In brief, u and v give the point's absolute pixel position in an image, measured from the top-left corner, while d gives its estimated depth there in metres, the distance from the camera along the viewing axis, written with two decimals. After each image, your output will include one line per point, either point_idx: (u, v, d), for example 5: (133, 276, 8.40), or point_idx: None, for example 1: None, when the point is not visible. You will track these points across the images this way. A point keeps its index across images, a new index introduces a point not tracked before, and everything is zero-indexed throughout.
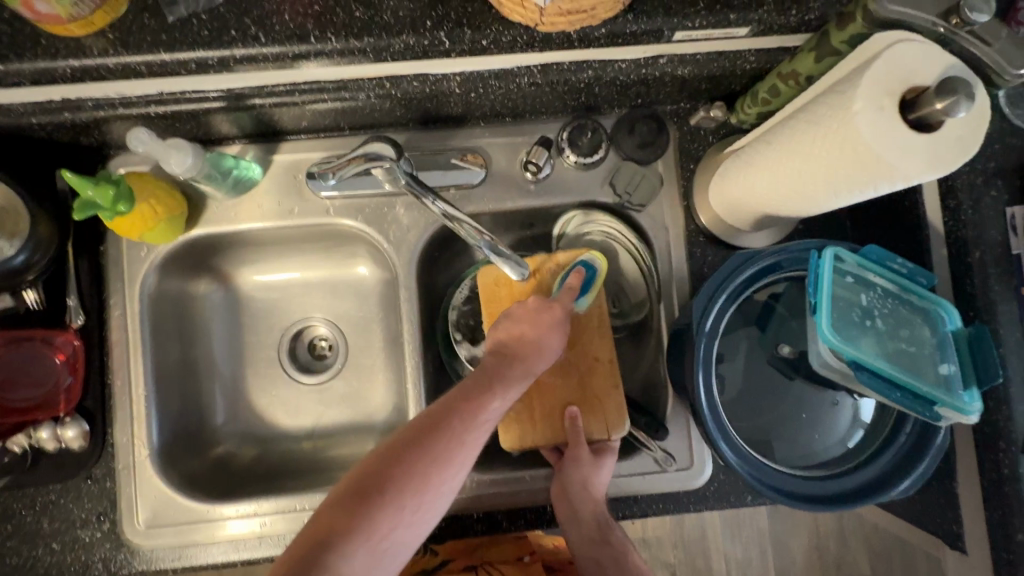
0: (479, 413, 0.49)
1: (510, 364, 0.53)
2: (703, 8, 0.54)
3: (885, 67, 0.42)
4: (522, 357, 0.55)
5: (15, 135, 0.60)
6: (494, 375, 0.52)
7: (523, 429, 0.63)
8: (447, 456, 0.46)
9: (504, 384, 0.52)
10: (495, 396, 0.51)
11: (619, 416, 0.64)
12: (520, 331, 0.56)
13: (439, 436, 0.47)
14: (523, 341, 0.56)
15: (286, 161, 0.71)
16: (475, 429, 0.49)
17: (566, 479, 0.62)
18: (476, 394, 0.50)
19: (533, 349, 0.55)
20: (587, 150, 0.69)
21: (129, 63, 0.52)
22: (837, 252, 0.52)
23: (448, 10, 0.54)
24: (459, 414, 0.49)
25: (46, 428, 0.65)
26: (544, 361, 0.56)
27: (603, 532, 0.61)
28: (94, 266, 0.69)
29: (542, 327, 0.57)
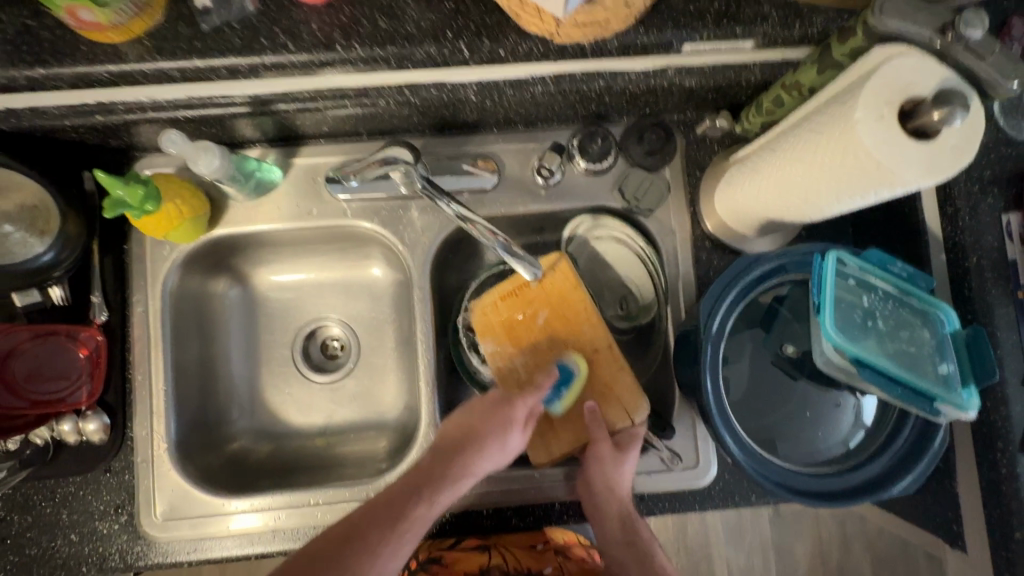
0: (412, 512, 0.51)
1: (450, 460, 0.56)
2: (710, 21, 0.57)
3: (884, 78, 0.44)
4: (462, 455, 0.56)
5: (48, 137, 0.63)
6: (431, 474, 0.54)
7: (543, 431, 0.66)
8: (376, 552, 0.47)
9: (440, 483, 0.54)
10: (430, 496, 0.52)
11: (635, 399, 0.65)
12: (468, 425, 0.58)
13: (360, 543, 0.47)
14: (468, 435, 0.57)
15: (305, 165, 0.74)
16: (400, 534, 0.49)
17: (589, 479, 0.64)
18: (412, 491, 0.52)
19: (477, 447, 0.57)
20: (597, 156, 0.71)
21: (164, 68, 0.55)
22: (840, 255, 0.54)
23: (467, 22, 0.56)
24: (393, 512, 0.50)
25: (68, 420, 0.67)
26: (488, 461, 0.57)
27: (631, 532, 0.63)
28: (118, 264, 0.71)
29: (490, 422, 0.58)
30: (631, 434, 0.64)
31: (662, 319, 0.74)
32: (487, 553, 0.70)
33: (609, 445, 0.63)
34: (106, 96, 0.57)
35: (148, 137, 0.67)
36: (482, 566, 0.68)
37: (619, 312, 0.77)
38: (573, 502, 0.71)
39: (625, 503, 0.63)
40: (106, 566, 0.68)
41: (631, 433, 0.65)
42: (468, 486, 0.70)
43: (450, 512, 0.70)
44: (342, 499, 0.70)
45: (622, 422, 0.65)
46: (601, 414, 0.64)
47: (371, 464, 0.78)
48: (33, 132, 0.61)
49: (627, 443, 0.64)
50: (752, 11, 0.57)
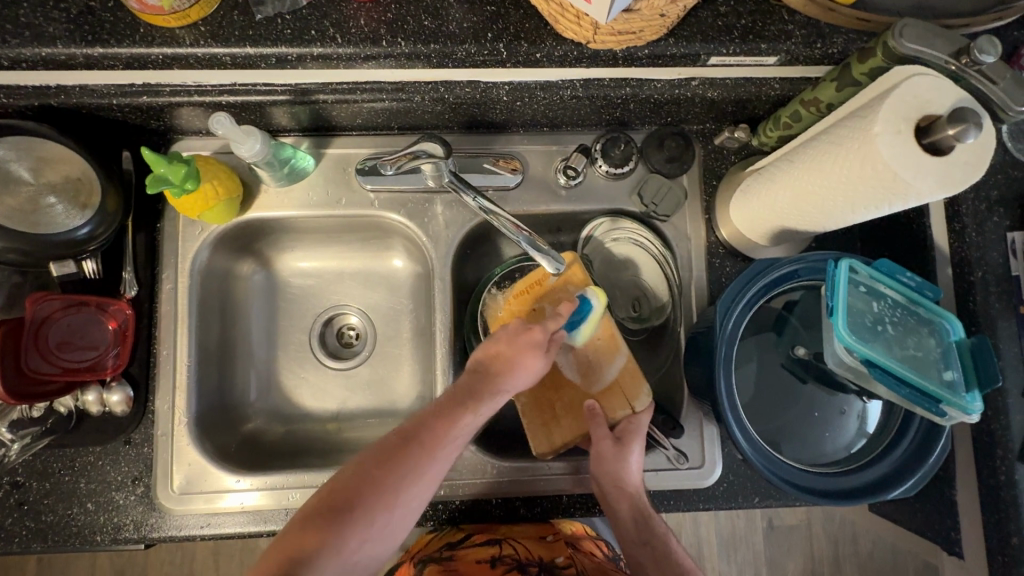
0: (451, 432, 0.51)
1: (484, 380, 0.54)
2: (737, 36, 0.59)
3: (903, 95, 0.47)
4: (494, 378, 0.55)
5: (94, 115, 0.65)
6: (467, 390, 0.54)
7: (548, 424, 0.68)
8: (419, 464, 0.49)
9: (476, 398, 0.53)
10: (470, 409, 0.53)
11: (636, 388, 0.66)
12: (501, 349, 0.56)
13: (405, 455, 0.49)
14: (499, 361, 0.55)
15: (336, 155, 0.76)
16: (444, 448, 0.51)
17: (598, 475, 0.63)
18: (449, 409, 0.52)
19: (509, 369, 0.55)
20: (619, 161, 0.74)
21: (216, 53, 0.58)
22: (852, 264, 0.56)
23: (508, 25, 0.59)
24: (429, 432, 0.51)
25: (94, 390, 0.68)
26: (521, 379, 0.56)
27: (643, 531, 0.62)
28: (150, 241, 0.73)
29: (523, 351, 0.56)
30: (633, 425, 0.65)
31: (674, 321, 0.76)
32: (499, 544, 0.71)
33: (610, 440, 0.63)
34: (155, 80, 0.61)
35: (188, 120, 0.69)
36: (493, 556, 0.70)
37: (631, 313, 0.78)
38: (582, 495, 0.73)
39: (640, 502, 0.63)
40: (119, 537, 0.69)
41: (632, 426, 0.65)
42: (479, 474, 0.72)
43: (459, 499, 0.72)
44: None
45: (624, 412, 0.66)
46: (600, 412, 0.65)
47: None
48: (79, 110, 0.63)
49: (629, 434, 0.64)
50: (777, 29, 0.60)
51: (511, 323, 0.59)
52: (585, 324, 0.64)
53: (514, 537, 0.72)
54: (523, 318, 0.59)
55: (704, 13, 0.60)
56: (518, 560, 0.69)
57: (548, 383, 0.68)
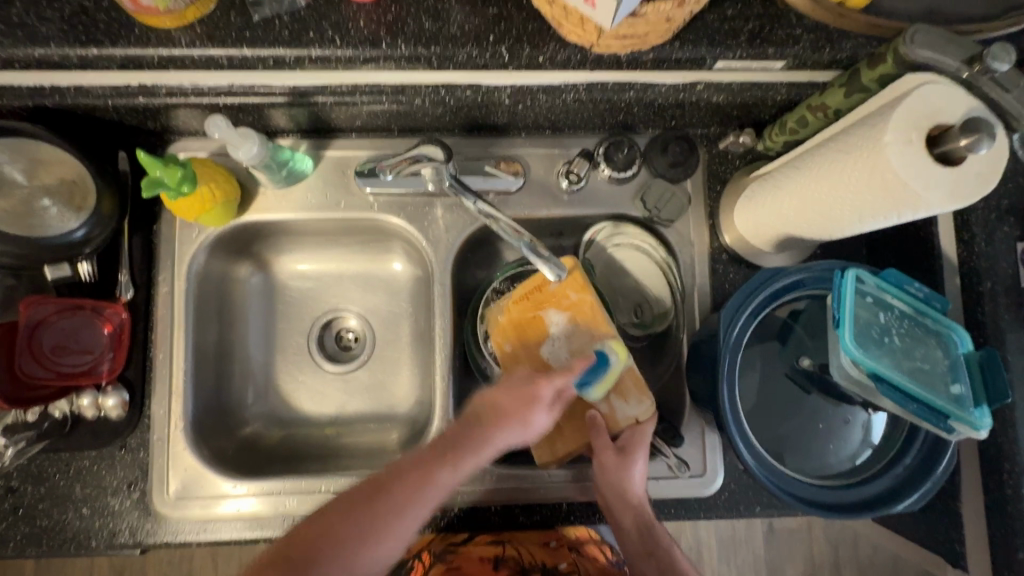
0: (426, 483, 0.55)
1: (469, 434, 0.58)
2: (744, 40, 0.58)
3: (914, 104, 0.46)
4: (479, 430, 0.58)
5: (89, 115, 0.64)
6: (450, 445, 0.57)
7: (550, 434, 0.67)
8: (384, 521, 0.53)
9: (457, 456, 0.57)
10: (448, 467, 0.56)
11: (640, 396, 0.64)
12: (494, 399, 0.60)
13: (376, 502, 0.53)
14: (491, 413, 0.59)
15: (336, 157, 0.75)
16: (418, 496, 0.54)
17: (602, 486, 0.63)
18: (429, 463, 0.56)
19: (499, 423, 0.58)
20: (622, 165, 0.73)
21: (212, 54, 0.57)
22: (859, 274, 0.55)
23: (510, 27, 0.58)
24: (405, 481, 0.55)
25: (88, 394, 0.67)
26: (509, 436, 0.58)
27: (649, 544, 0.61)
28: (146, 243, 0.72)
29: (517, 407, 0.59)
30: (637, 436, 0.64)
31: (677, 328, 0.75)
32: (502, 545, 0.69)
33: (611, 451, 0.63)
34: (150, 80, 0.59)
35: (185, 121, 0.68)
36: (495, 557, 0.67)
37: (633, 319, 0.77)
38: (581, 503, 0.73)
39: (645, 513, 0.63)
40: (115, 543, 0.68)
41: (637, 436, 0.64)
42: (479, 482, 0.72)
43: (458, 506, 0.71)
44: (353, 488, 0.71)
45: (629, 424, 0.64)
46: (602, 422, 0.64)
47: (382, 455, 0.79)
48: (75, 110, 0.62)
49: (631, 444, 0.63)
50: (785, 33, 0.58)
51: (520, 374, 0.63)
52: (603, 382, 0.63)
53: (518, 540, 0.70)
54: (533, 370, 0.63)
55: (710, 16, 0.58)
56: (521, 565, 0.66)
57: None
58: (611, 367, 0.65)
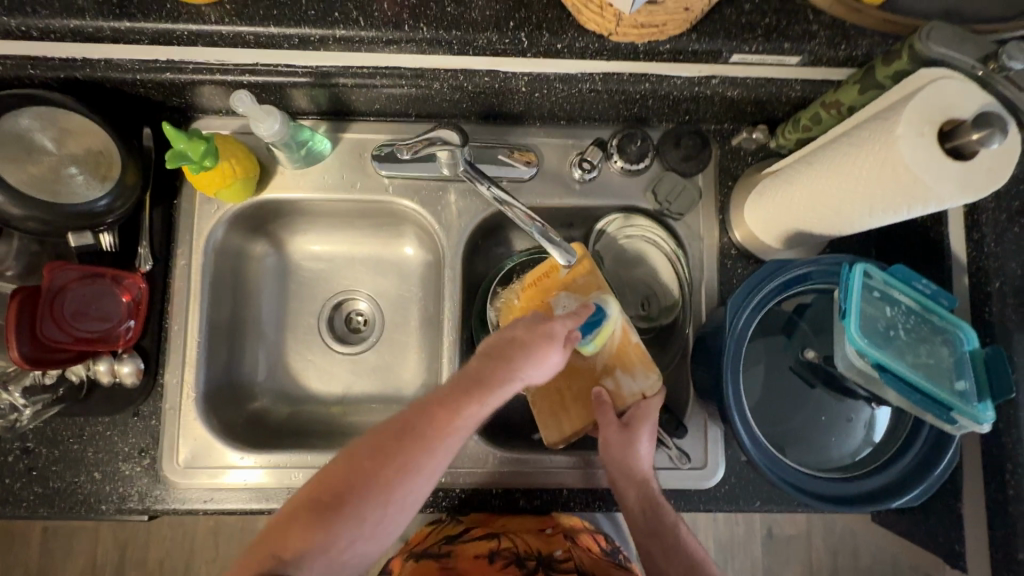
0: (453, 425, 0.50)
1: (493, 368, 0.52)
2: (760, 35, 0.59)
3: (928, 98, 0.46)
4: (504, 364, 0.52)
5: (120, 90, 0.67)
6: (472, 380, 0.51)
7: (558, 412, 0.68)
8: (411, 468, 0.48)
9: (483, 390, 0.51)
10: (474, 402, 0.50)
11: (645, 371, 0.66)
12: (513, 339, 0.55)
13: (402, 448, 0.48)
14: (515, 346, 0.54)
15: (353, 140, 0.77)
16: (447, 441, 0.50)
17: (606, 461, 0.64)
18: (452, 402, 0.50)
19: (524, 358, 0.53)
20: (635, 157, 0.73)
21: (240, 31, 0.58)
22: (867, 267, 0.55)
23: (530, 14, 0.59)
24: (427, 429, 0.49)
25: (105, 361, 0.69)
26: (535, 370, 0.53)
27: (654, 518, 0.61)
28: (166, 217, 0.74)
29: (542, 341, 0.54)
30: (643, 410, 0.64)
31: (683, 321, 0.75)
32: (497, 538, 0.69)
33: (616, 427, 0.63)
34: (179, 57, 0.62)
35: (209, 98, 0.70)
36: (491, 549, 0.68)
37: (639, 311, 0.78)
38: (582, 490, 0.73)
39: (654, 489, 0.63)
40: (124, 507, 0.70)
41: (646, 411, 0.64)
42: (481, 464, 0.72)
43: (461, 487, 0.72)
44: None
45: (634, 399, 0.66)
46: (608, 399, 0.65)
47: None
48: (103, 84, 0.65)
49: (637, 419, 0.64)
50: (801, 29, 0.59)
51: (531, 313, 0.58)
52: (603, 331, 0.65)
53: (513, 532, 0.71)
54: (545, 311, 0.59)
55: (728, 9, 0.59)
56: (517, 553, 0.67)
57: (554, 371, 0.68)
58: (618, 345, 0.66)
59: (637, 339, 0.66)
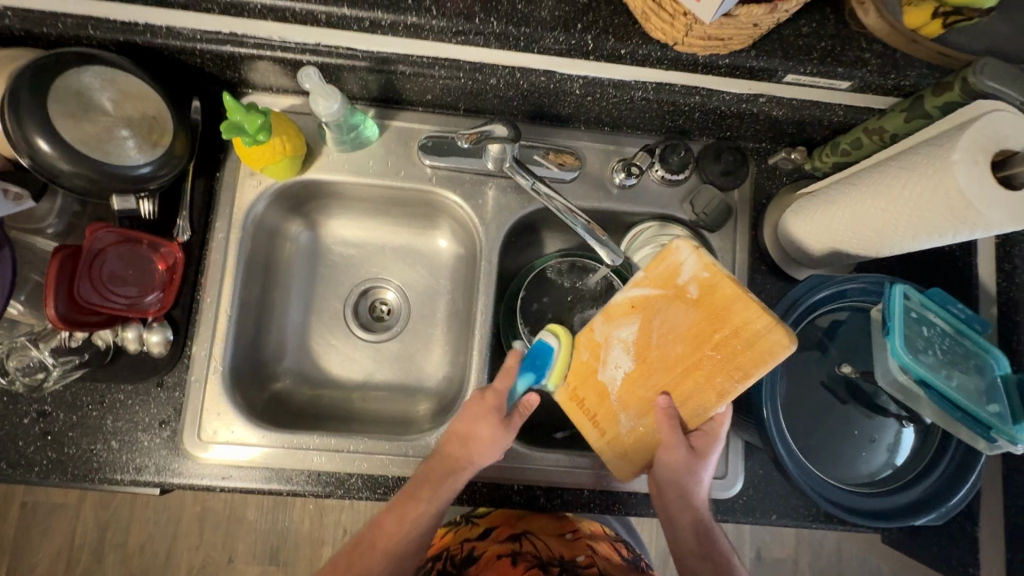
0: (406, 519, 0.63)
1: (442, 465, 0.64)
2: (816, 58, 0.61)
3: (984, 127, 0.48)
4: (449, 464, 0.64)
5: (176, 59, 0.67)
6: (425, 478, 0.64)
7: (751, 345, 0.56)
8: (379, 555, 0.63)
9: (434, 486, 0.63)
10: (422, 500, 0.63)
11: (673, 252, 0.60)
12: (464, 435, 0.65)
13: (365, 545, 0.64)
14: (458, 441, 0.65)
15: (400, 129, 0.77)
16: (407, 528, 0.63)
17: (663, 480, 0.62)
18: (405, 501, 0.63)
19: (468, 449, 0.64)
20: (676, 168, 0.74)
21: (312, 9, 0.59)
22: (906, 289, 0.57)
23: (597, 19, 0.60)
24: (383, 526, 0.63)
25: (134, 329, 0.68)
26: (481, 457, 0.64)
27: (704, 541, 0.63)
28: (206, 188, 0.74)
29: (479, 425, 0.65)
30: (710, 435, 0.61)
31: None
32: (518, 542, 0.71)
33: (685, 453, 0.60)
34: (241, 30, 0.63)
35: (261, 75, 0.70)
36: (514, 551, 0.70)
37: None
38: (601, 491, 0.73)
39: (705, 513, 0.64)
40: (139, 478, 0.68)
41: (707, 428, 0.62)
42: (504, 460, 0.72)
43: (483, 480, 0.72)
44: (381, 451, 0.72)
45: (708, 266, 0.58)
46: (671, 411, 0.61)
47: (405, 423, 0.80)
48: (161, 52, 0.65)
49: (704, 445, 0.61)
50: (855, 55, 0.61)
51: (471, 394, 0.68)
52: (552, 369, 0.67)
53: (535, 535, 0.73)
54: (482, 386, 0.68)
55: (786, 30, 0.61)
56: (540, 558, 0.68)
57: (686, 361, 0.60)
58: (651, 288, 0.61)
59: (641, 274, 0.61)
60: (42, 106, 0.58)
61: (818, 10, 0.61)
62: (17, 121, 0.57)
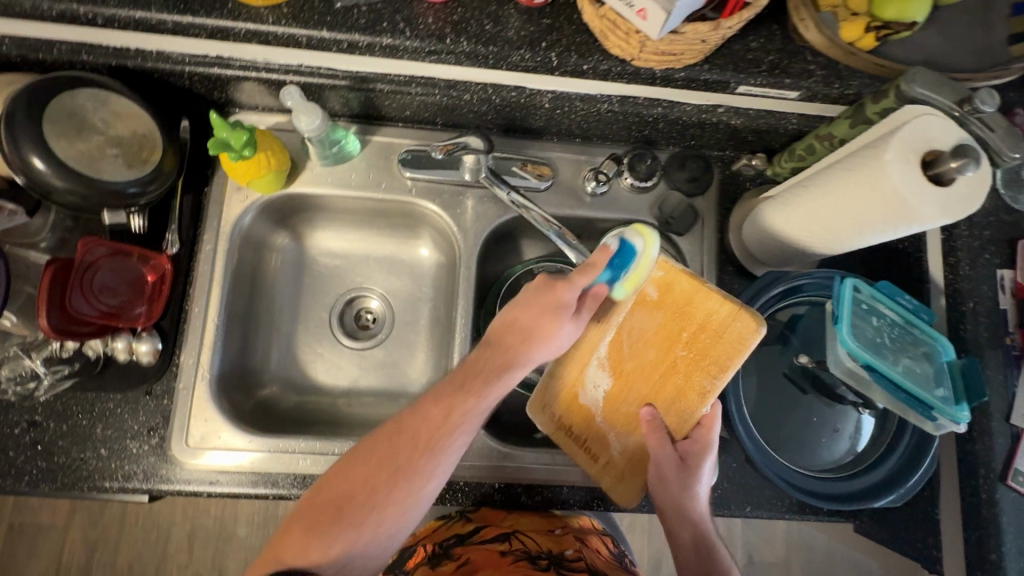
0: (450, 423, 0.57)
1: (495, 358, 0.60)
2: (764, 70, 0.65)
3: (913, 130, 0.53)
4: (510, 348, 0.60)
5: (165, 81, 0.70)
6: (476, 372, 0.59)
7: (717, 334, 0.61)
8: (411, 464, 0.56)
9: (487, 381, 0.59)
10: (473, 397, 0.58)
11: (629, 258, 0.65)
12: (528, 319, 0.60)
13: (393, 455, 0.57)
14: (515, 330, 0.60)
15: (381, 143, 0.81)
16: (447, 437, 0.57)
17: (655, 493, 0.62)
18: (453, 399, 0.58)
19: (524, 344, 0.60)
20: (644, 175, 0.78)
21: (293, 33, 0.63)
22: (856, 282, 0.61)
23: (560, 37, 0.65)
24: (423, 432, 0.57)
25: (124, 339, 0.70)
26: (539, 353, 0.60)
27: (704, 559, 0.59)
28: (194, 203, 0.77)
29: (541, 321, 0.60)
30: (699, 442, 0.61)
31: None
32: (508, 539, 0.71)
33: (670, 460, 0.60)
34: (228, 53, 0.66)
35: (247, 95, 0.74)
36: (503, 548, 0.69)
37: None
38: (580, 488, 0.75)
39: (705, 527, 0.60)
40: (128, 485, 0.70)
41: (696, 436, 0.62)
42: (486, 459, 0.75)
43: (465, 480, 0.74)
44: None
45: (664, 266, 0.63)
46: (659, 420, 0.62)
47: None
48: (151, 74, 0.69)
49: (693, 454, 0.61)
50: (801, 67, 0.66)
51: (535, 283, 0.62)
52: (631, 271, 0.62)
53: (523, 531, 0.72)
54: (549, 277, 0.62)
55: (737, 45, 0.66)
56: (528, 552, 0.68)
57: (662, 363, 0.63)
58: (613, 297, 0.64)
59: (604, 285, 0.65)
60: (36, 127, 0.61)
61: (765, 26, 0.66)
62: (13, 141, 0.60)
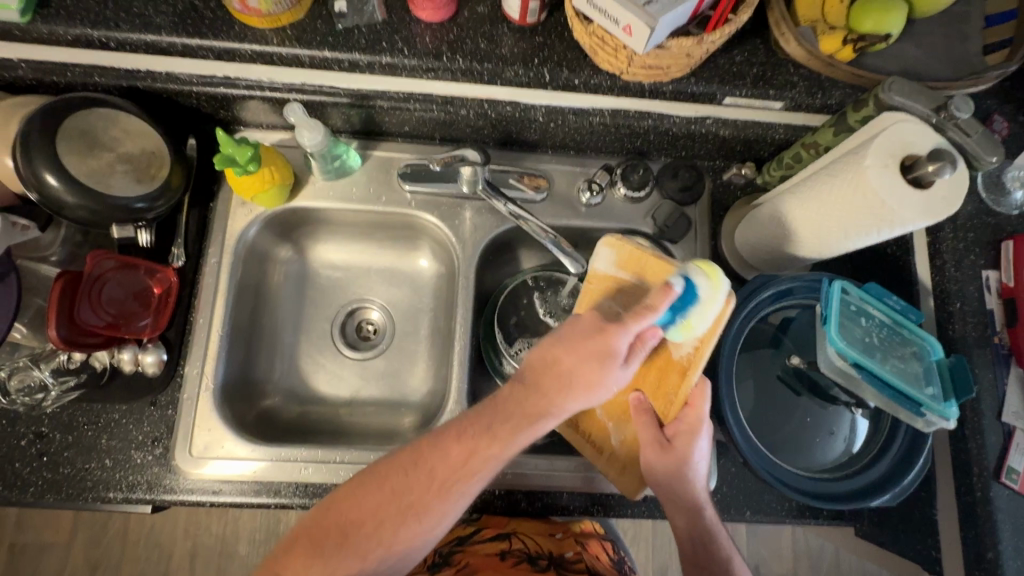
0: (473, 461, 0.55)
1: (532, 395, 0.57)
2: (748, 83, 0.69)
3: (890, 136, 0.55)
4: (545, 389, 0.57)
5: (173, 100, 0.73)
6: (513, 404, 0.56)
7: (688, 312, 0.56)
8: (430, 504, 0.54)
9: (523, 415, 0.56)
10: (500, 442, 0.55)
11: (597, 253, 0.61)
12: (568, 366, 0.56)
13: (411, 488, 0.55)
14: (555, 376, 0.56)
15: (382, 158, 0.84)
16: (471, 477, 0.55)
17: (648, 477, 0.62)
18: (484, 433, 0.55)
19: (563, 393, 0.56)
20: (636, 185, 0.80)
21: (299, 54, 0.67)
22: (845, 284, 0.63)
23: (551, 53, 0.69)
24: (449, 469, 0.55)
25: (130, 350, 0.71)
26: (574, 402, 0.56)
27: (699, 541, 0.59)
28: (200, 217, 0.80)
29: (586, 366, 0.55)
30: (686, 425, 0.60)
31: None
32: (509, 539, 0.72)
33: (655, 444, 0.60)
34: (234, 73, 0.69)
35: (252, 113, 0.77)
36: (504, 549, 0.70)
37: None
38: (581, 494, 0.75)
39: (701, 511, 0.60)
40: (131, 495, 0.71)
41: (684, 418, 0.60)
42: None
43: None
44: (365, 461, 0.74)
45: (629, 254, 0.59)
46: (646, 404, 0.62)
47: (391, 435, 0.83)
48: (161, 95, 0.71)
49: (680, 435, 0.60)
50: (783, 79, 0.69)
51: (582, 323, 0.58)
52: (692, 316, 0.53)
53: (524, 533, 0.74)
54: (600, 317, 0.57)
55: (720, 60, 0.69)
56: (528, 553, 0.70)
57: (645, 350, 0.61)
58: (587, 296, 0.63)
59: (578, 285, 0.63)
60: (51, 144, 0.64)
61: (748, 41, 0.69)
62: (29, 159, 0.63)
